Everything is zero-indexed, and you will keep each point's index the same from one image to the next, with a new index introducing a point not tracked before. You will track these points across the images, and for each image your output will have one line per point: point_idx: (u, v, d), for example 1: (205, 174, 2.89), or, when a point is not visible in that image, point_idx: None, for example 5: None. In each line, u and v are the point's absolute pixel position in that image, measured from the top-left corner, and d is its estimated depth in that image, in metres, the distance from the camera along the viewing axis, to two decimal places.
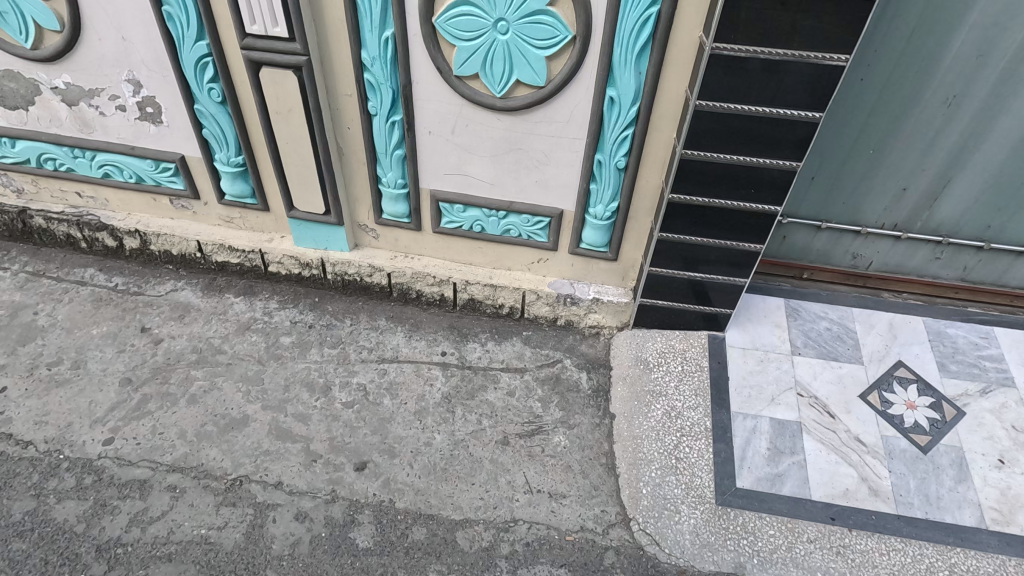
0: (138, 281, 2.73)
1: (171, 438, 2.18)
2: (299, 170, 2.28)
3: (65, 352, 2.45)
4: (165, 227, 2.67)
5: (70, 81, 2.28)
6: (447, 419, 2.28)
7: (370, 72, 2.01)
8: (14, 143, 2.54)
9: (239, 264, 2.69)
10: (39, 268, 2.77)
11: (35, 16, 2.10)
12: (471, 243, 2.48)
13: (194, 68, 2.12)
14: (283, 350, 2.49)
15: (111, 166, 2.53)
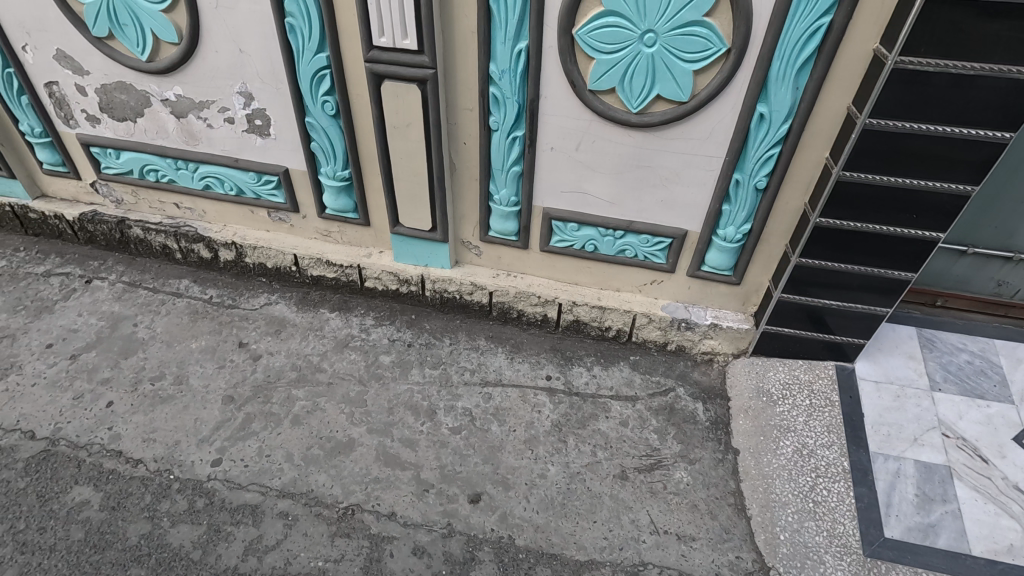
0: (232, 294, 2.69)
1: (279, 462, 2.12)
2: (409, 186, 2.20)
3: (166, 366, 2.41)
4: (262, 240, 2.62)
5: (181, 94, 2.24)
6: (560, 449, 2.17)
7: (497, 86, 1.90)
8: (119, 154, 2.53)
9: (334, 279, 2.63)
10: (135, 279, 2.76)
11: (154, 28, 2.06)
12: (580, 262, 2.36)
13: (311, 80, 2.05)
14: (384, 370, 2.41)
15: (213, 178, 2.49)
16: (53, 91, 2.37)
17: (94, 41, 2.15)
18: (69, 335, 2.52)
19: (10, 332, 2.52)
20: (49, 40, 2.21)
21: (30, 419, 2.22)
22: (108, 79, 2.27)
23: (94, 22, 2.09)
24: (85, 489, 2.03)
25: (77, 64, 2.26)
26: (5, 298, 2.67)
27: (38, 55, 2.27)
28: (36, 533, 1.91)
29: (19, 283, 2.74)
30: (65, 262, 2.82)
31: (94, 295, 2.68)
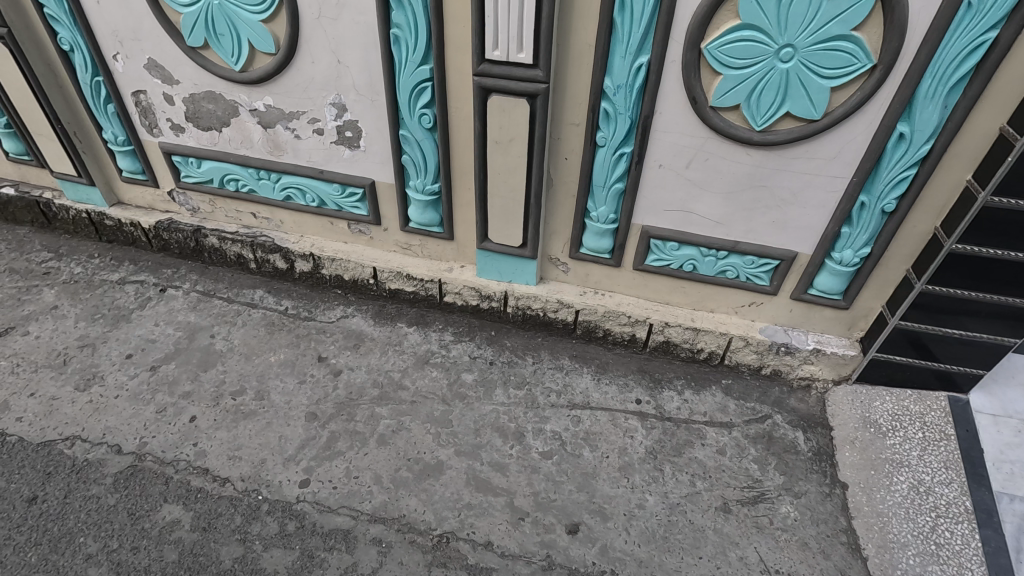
0: (308, 306, 2.65)
1: (368, 484, 2.05)
2: (505, 201, 2.13)
3: (246, 380, 2.37)
4: (340, 252, 2.58)
5: (271, 104, 2.20)
6: (657, 479, 2.08)
7: (610, 101, 1.83)
8: (200, 163, 2.50)
9: (412, 293, 2.57)
10: (209, 288, 2.73)
11: (251, 38, 2.02)
12: (674, 282, 2.27)
13: (410, 93, 1.99)
14: (467, 390, 2.34)
15: (295, 190, 2.45)
16: (139, 100, 2.36)
17: (189, 51, 2.12)
18: (148, 345, 2.50)
19: (90, 341, 2.51)
20: (142, 49, 2.19)
21: (116, 432, 2.19)
22: (198, 89, 2.25)
23: (191, 32, 2.06)
24: (174, 508, 1.98)
25: (168, 74, 2.24)
26: (83, 306, 2.67)
27: (129, 64, 2.25)
28: (129, 552, 1.87)
29: (95, 290, 2.74)
30: (139, 270, 2.82)
31: (169, 305, 2.66)
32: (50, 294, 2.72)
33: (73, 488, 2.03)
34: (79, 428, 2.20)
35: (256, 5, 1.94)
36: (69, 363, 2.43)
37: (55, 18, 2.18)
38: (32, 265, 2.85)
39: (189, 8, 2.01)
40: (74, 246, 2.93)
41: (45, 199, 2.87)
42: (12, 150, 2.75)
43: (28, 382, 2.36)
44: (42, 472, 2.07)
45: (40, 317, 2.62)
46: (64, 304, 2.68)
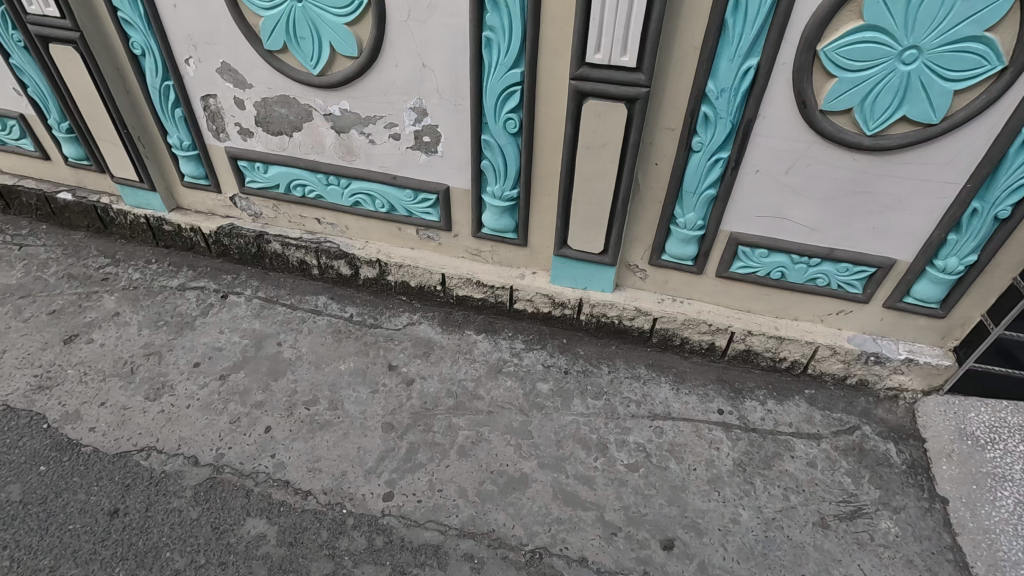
0: (373, 313, 2.61)
1: (453, 497, 2.01)
2: (589, 207, 2.07)
3: (318, 390, 2.33)
4: (408, 258, 2.53)
5: (347, 109, 2.15)
6: (748, 493, 2.02)
7: (711, 105, 1.77)
8: (267, 168, 2.45)
9: (481, 299, 2.52)
10: (271, 295, 2.69)
11: (333, 41, 1.97)
12: (758, 289, 2.21)
13: (498, 97, 1.94)
14: (544, 400, 2.29)
15: (364, 195, 2.41)
16: (209, 104, 2.31)
17: (265, 55, 2.07)
18: (215, 353, 2.45)
19: (156, 349, 2.47)
20: (216, 53, 2.14)
21: (191, 443, 2.15)
22: (271, 93, 2.20)
23: (270, 36, 2.01)
24: (259, 522, 1.94)
25: (240, 78, 2.19)
26: (145, 313, 2.63)
27: (201, 68, 2.20)
28: (217, 568, 1.83)
29: (156, 297, 2.70)
30: (198, 276, 2.77)
31: (232, 311, 2.62)
32: (111, 300, 2.68)
33: (154, 501, 1.99)
34: (154, 439, 2.16)
35: (342, 7, 1.88)
36: (137, 372, 2.39)
37: (129, 21, 2.13)
38: (90, 271, 2.81)
39: (270, 11, 1.96)
40: (130, 251, 2.90)
41: (102, 204, 2.83)
42: (72, 155, 2.71)
43: (98, 391, 2.32)
44: (121, 484, 2.03)
45: (103, 324, 2.59)
46: (126, 311, 2.64)
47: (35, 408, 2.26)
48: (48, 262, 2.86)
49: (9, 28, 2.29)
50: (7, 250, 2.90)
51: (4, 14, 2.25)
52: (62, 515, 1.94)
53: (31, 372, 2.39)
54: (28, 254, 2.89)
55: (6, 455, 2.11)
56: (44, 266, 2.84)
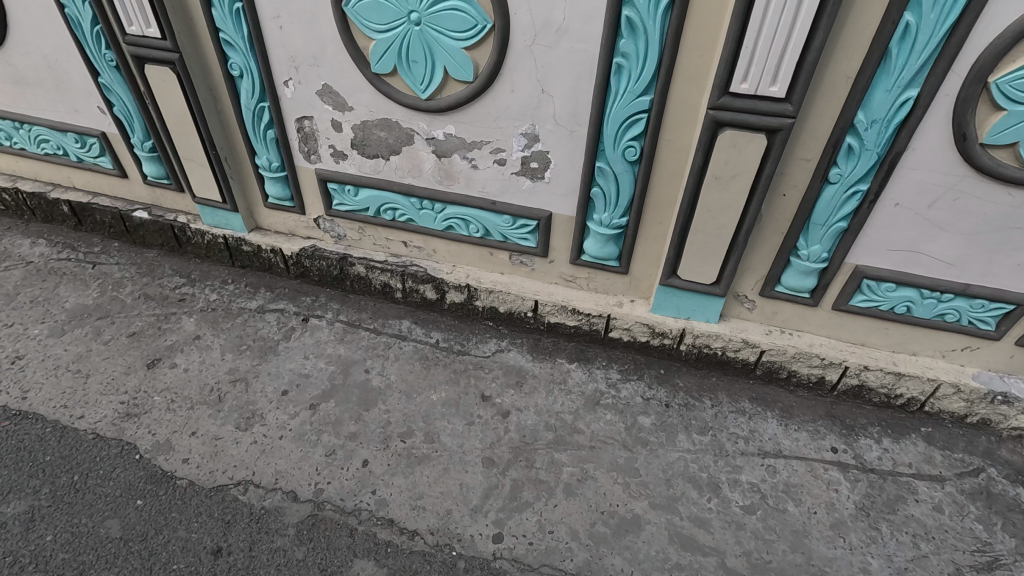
0: (459, 338, 2.54)
1: (565, 539, 1.92)
2: (708, 238, 1.99)
3: (412, 421, 2.25)
4: (498, 283, 2.46)
5: (452, 133, 2.09)
6: (876, 540, 1.90)
7: (858, 136, 1.68)
8: (358, 191, 2.39)
9: (574, 327, 2.44)
10: (352, 318, 2.63)
11: (447, 65, 1.90)
12: (877, 323, 2.12)
13: (620, 124, 1.87)
14: (648, 435, 2.20)
15: (458, 220, 2.34)
16: (304, 126, 2.25)
17: (373, 78, 2.01)
18: (302, 381, 2.39)
19: (242, 375, 2.41)
20: (318, 75, 2.08)
21: (288, 477, 2.08)
22: (372, 116, 2.14)
23: (380, 59, 1.95)
24: (367, 564, 1.87)
25: (341, 100, 2.13)
26: (227, 336, 2.57)
27: (300, 89, 2.14)
28: None
29: (235, 319, 2.64)
30: (277, 297, 2.72)
31: (315, 336, 2.56)
32: (191, 323, 2.63)
33: (257, 540, 1.92)
34: (250, 472, 2.10)
35: (463, 31, 1.82)
36: (225, 400, 2.33)
37: (230, 43, 2.08)
38: (167, 291, 2.77)
39: (383, 34, 1.89)
40: (205, 271, 2.85)
41: (180, 223, 2.77)
42: (152, 174, 2.66)
43: (187, 420, 2.27)
44: (221, 521, 1.97)
45: (185, 347, 2.53)
46: (207, 334, 2.58)
47: (125, 437, 2.21)
48: (123, 281, 2.82)
49: (102, 47, 2.23)
50: (81, 269, 2.87)
51: (98, 33, 2.20)
52: (165, 553, 1.88)
53: (117, 399, 2.34)
54: (103, 273, 2.86)
55: (102, 487, 2.06)
56: (120, 286, 2.80)
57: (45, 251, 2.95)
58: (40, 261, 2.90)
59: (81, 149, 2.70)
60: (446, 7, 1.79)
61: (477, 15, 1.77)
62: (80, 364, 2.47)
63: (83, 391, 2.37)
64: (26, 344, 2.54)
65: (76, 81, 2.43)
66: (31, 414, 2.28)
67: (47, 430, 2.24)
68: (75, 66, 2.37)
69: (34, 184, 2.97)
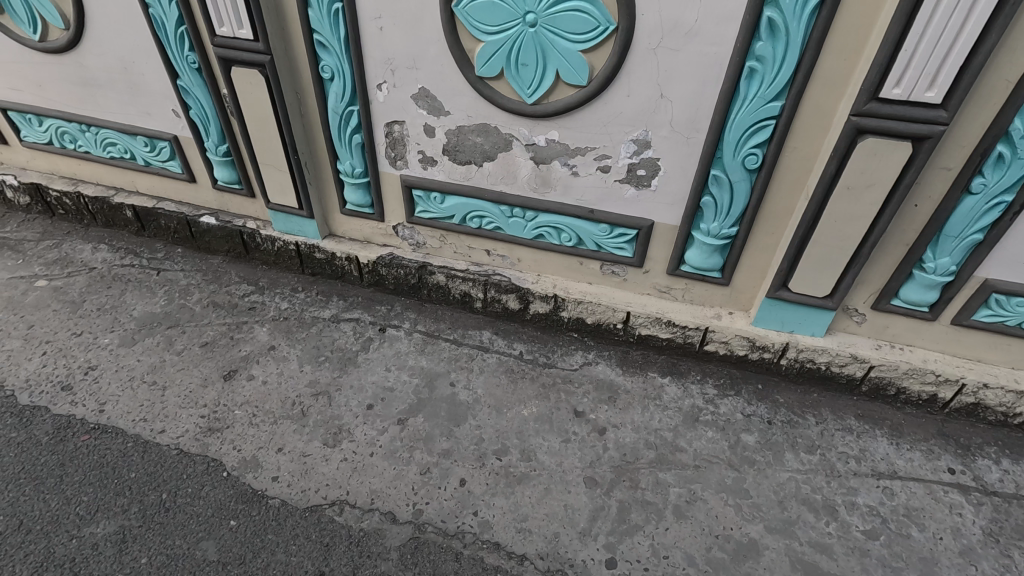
0: (544, 350, 2.46)
1: (682, 565, 1.83)
2: (828, 250, 1.89)
3: (506, 438, 2.17)
4: (588, 294, 2.37)
5: (555, 139, 2.00)
6: (1010, 568, 1.80)
7: (1011, 144, 1.58)
8: (444, 198, 2.31)
9: (667, 339, 2.35)
10: (431, 329, 2.55)
11: (560, 69, 1.82)
12: (998, 338, 2.02)
13: (744, 131, 1.77)
14: (753, 454, 2.11)
15: (551, 228, 2.25)
16: (393, 131, 2.17)
17: (476, 81, 1.92)
18: (387, 395, 2.31)
19: (324, 389, 2.33)
20: (415, 79, 1.99)
21: (385, 497, 2.00)
22: (469, 121, 2.05)
23: (487, 61, 1.86)
24: None
25: (437, 105, 2.04)
26: (303, 347, 2.49)
27: (393, 93, 2.06)
28: None
29: (310, 329, 2.56)
30: (350, 306, 2.64)
31: (395, 347, 2.48)
32: (264, 333, 2.55)
33: (360, 564, 1.84)
34: (344, 492, 2.02)
35: (582, 33, 1.73)
36: (309, 415, 2.25)
37: (323, 44, 1.99)
38: (236, 299, 2.69)
39: (494, 36, 1.80)
40: (274, 278, 2.77)
41: (249, 229, 2.69)
42: (222, 179, 2.58)
43: (272, 435, 2.18)
44: (321, 544, 1.89)
45: (261, 358, 2.45)
46: (282, 345, 2.50)
47: (210, 453, 2.13)
48: (190, 288, 2.74)
49: (185, 49, 2.15)
50: (146, 275, 2.80)
51: (183, 34, 2.12)
52: None
53: (197, 413, 2.26)
54: (168, 280, 2.78)
55: (193, 507, 1.98)
56: (186, 293, 2.72)
57: (108, 257, 2.88)
58: (103, 267, 2.83)
59: (149, 153, 2.63)
60: (567, 8, 1.70)
61: (600, 16, 1.68)
62: (155, 376, 2.39)
63: (161, 405, 2.29)
64: (98, 355, 2.47)
65: (152, 83, 2.35)
66: (110, 428, 2.21)
67: (128, 445, 2.16)
68: (152, 67, 2.29)
69: (95, 188, 2.89)
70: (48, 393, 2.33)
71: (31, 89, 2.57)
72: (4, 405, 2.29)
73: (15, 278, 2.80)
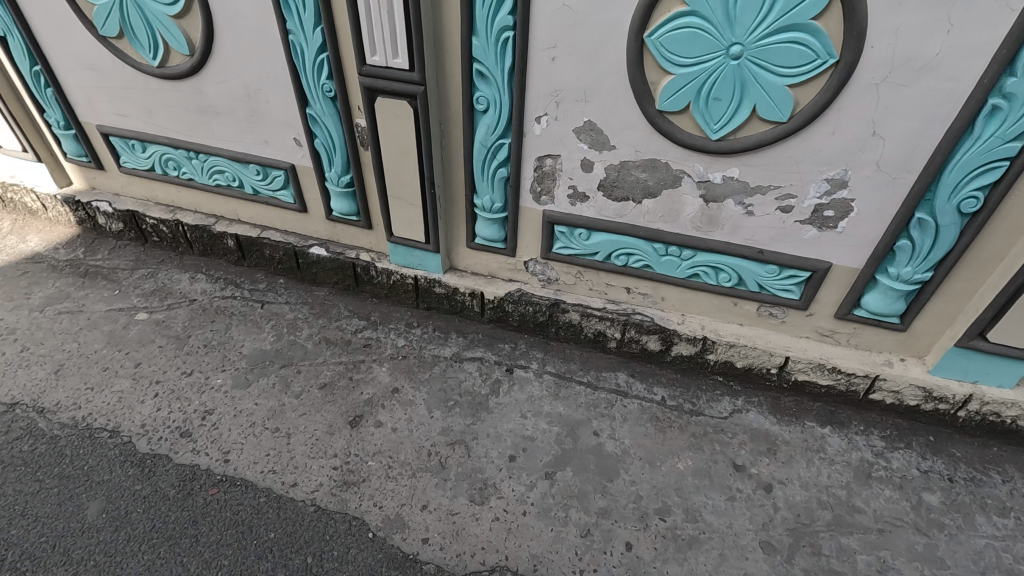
0: (687, 395, 2.31)
1: None
2: None
3: (666, 495, 2.02)
4: (740, 337, 2.22)
5: (733, 176, 1.86)
6: None
7: None
8: (591, 234, 2.16)
9: (826, 386, 2.20)
10: (562, 370, 2.40)
11: (758, 103, 1.67)
12: None
13: (968, 173, 1.61)
14: (941, 516, 1.93)
15: (708, 268, 2.11)
16: (544, 164, 2.03)
17: (655, 116, 1.78)
18: (529, 445, 2.16)
19: (459, 438, 2.19)
20: (582, 111, 1.86)
21: (548, 563, 1.85)
22: (635, 156, 1.91)
23: (673, 95, 1.72)
24: None
25: (602, 139, 1.90)
26: (429, 390, 2.35)
27: (553, 126, 1.92)
28: None
29: (433, 369, 2.42)
30: (472, 344, 2.51)
31: (527, 391, 2.33)
32: (385, 373, 2.41)
33: None
34: (503, 557, 1.86)
35: (794, 66, 1.58)
36: (449, 467, 2.10)
37: (483, 74, 1.85)
38: (349, 335, 2.55)
39: (688, 69, 1.66)
40: (386, 313, 2.64)
41: (364, 262, 2.56)
42: (340, 210, 2.44)
43: (413, 491, 2.04)
44: None
45: (386, 403, 2.31)
46: (406, 387, 2.36)
47: (351, 511, 1.99)
48: (298, 323, 2.61)
49: (323, 77, 2.02)
50: (250, 308, 2.67)
51: (322, 62, 1.98)
52: None
53: (328, 464, 2.12)
54: (274, 313, 2.65)
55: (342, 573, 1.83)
56: (295, 328, 2.59)
57: (208, 288, 2.76)
58: (204, 299, 2.71)
59: (261, 181, 2.49)
60: (782, 40, 1.55)
61: (821, 49, 1.53)
62: (278, 422, 2.25)
63: (289, 455, 2.15)
64: (213, 397, 2.34)
65: (276, 111, 2.21)
66: (240, 480, 2.08)
67: (261, 500, 2.03)
68: (281, 95, 2.15)
69: (195, 216, 2.77)
70: (167, 440, 2.20)
71: (140, 114, 2.44)
72: (123, 453, 2.16)
73: (114, 311, 2.68)
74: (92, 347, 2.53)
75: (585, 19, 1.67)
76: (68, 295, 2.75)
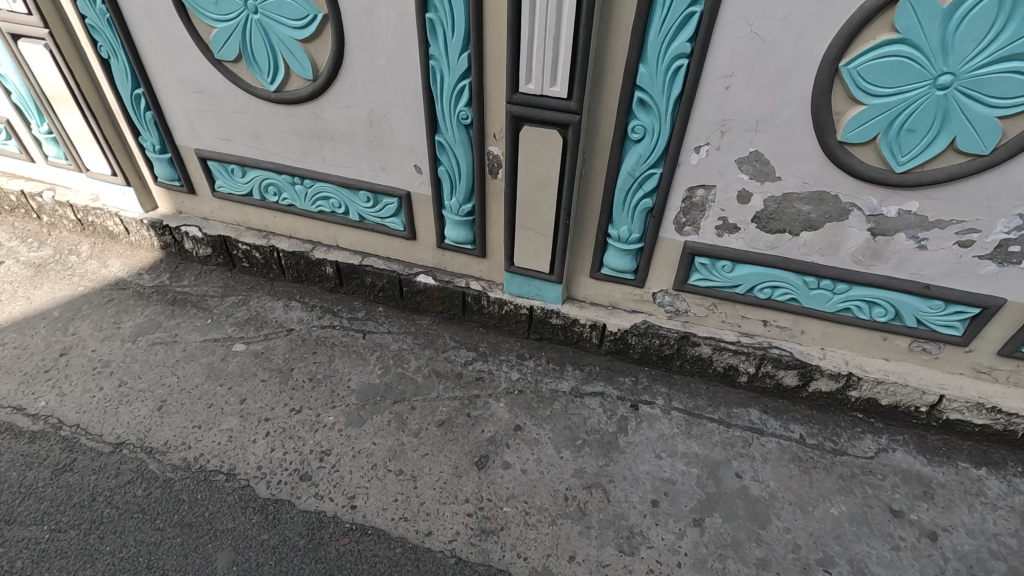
0: (827, 433, 2.20)
1: None
2: None
3: (826, 544, 1.89)
4: (888, 373, 2.13)
5: (910, 210, 1.75)
6: None
7: None
8: (734, 267, 2.05)
9: (980, 425, 2.11)
10: (689, 406, 2.30)
11: (959, 135, 1.56)
12: None
13: None
14: None
15: (862, 303, 2.00)
16: (695, 195, 1.92)
17: (835, 148, 1.66)
18: (670, 488, 2.05)
19: (595, 481, 2.07)
20: (750, 141, 1.74)
21: None
22: (801, 188, 1.80)
23: (861, 126, 1.61)
24: None
25: (765, 170, 1.79)
26: (553, 428, 2.24)
27: (712, 156, 1.81)
28: None
29: (554, 405, 2.31)
30: (591, 377, 2.41)
31: (657, 428, 2.23)
32: (503, 409, 2.30)
33: None
34: None
35: (1011, 98, 1.46)
36: (589, 513, 1.99)
37: (645, 103, 1.74)
38: (459, 368, 2.45)
39: (884, 99, 1.54)
40: (495, 343, 2.55)
41: (475, 291, 2.47)
42: (454, 238, 2.33)
43: (557, 540, 1.92)
44: None
45: (510, 441, 2.20)
46: (528, 424, 2.25)
47: (494, 563, 1.87)
48: (404, 355, 2.51)
49: (461, 104, 1.91)
50: (352, 339, 2.57)
51: (462, 89, 1.87)
52: None
53: (462, 510, 2.01)
54: (377, 343, 2.56)
55: None
56: (402, 360, 2.49)
57: (305, 316, 2.66)
58: (302, 329, 2.61)
59: (369, 208, 2.38)
60: (1001, 70, 1.43)
61: None
62: (400, 463, 2.14)
63: (419, 500, 2.04)
64: (328, 437, 2.22)
65: (400, 137, 2.10)
66: (370, 529, 1.96)
67: (397, 551, 1.91)
68: (408, 121, 2.05)
69: (291, 242, 2.68)
70: (287, 484, 2.08)
71: (245, 139, 2.34)
72: (242, 499, 2.04)
73: (209, 342, 2.56)
74: (193, 381, 2.41)
75: (774, 46, 1.55)
76: (160, 325, 2.63)
